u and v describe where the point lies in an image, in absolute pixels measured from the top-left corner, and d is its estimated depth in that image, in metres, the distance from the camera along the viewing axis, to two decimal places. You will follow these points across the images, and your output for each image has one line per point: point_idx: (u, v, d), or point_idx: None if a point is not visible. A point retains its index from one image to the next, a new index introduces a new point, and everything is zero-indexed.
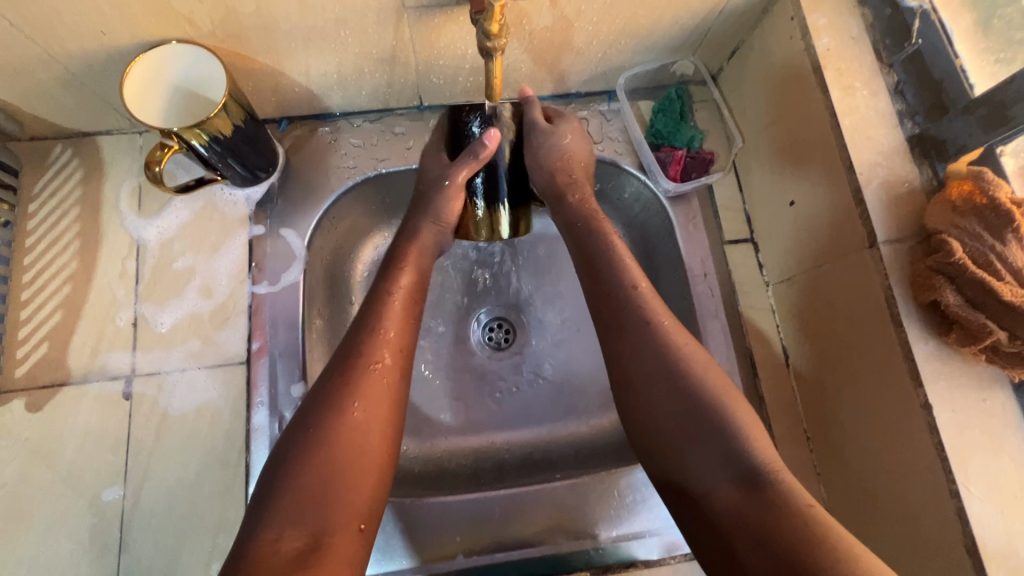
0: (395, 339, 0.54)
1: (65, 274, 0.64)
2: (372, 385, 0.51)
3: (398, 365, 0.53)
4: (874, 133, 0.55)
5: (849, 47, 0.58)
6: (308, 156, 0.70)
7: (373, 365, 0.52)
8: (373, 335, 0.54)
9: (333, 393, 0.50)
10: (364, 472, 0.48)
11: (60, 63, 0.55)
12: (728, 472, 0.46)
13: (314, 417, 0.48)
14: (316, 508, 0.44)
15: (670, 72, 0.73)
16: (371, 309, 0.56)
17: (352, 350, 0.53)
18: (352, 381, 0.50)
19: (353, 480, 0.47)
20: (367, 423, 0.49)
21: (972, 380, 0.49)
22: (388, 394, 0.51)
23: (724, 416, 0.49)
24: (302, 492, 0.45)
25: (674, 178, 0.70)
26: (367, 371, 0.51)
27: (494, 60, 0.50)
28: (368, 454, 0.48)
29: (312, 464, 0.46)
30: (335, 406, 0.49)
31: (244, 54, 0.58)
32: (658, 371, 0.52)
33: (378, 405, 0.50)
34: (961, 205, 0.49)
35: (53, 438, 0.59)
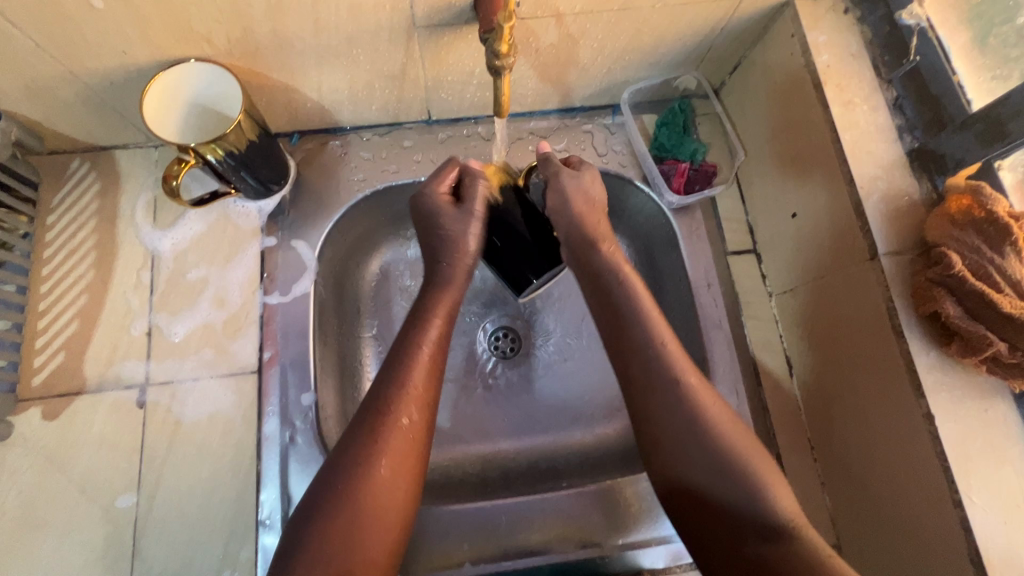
0: (424, 391, 0.53)
1: (82, 284, 0.65)
2: (397, 442, 0.49)
3: (424, 422, 0.52)
4: (874, 147, 0.56)
5: (848, 63, 0.59)
6: (318, 169, 0.72)
7: (400, 424, 0.50)
8: (402, 393, 0.52)
9: (356, 453, 0.48)
10: (389, 524, 0.47)
11: (82, 80, 0.57)
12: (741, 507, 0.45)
13: (344, 476, 0.47)
14: (344, 557, 0.44)
15: (673, 86, 0.75)
16: (397, 364, 0.54)
17: (380, 406, 0.51)
18: (381, 437, 0.49)
19: (375, 537, 0.46)
20: (392, 477, 0.48)
21: (973, 390, 0.49)
22: (414, 450, 0.50)
23: (746, 469, 0.47)
24: (333, 547, 0.44)
25: (678, 190, 0.72)
26: (392, 427, 0.50)
27: (501, 77, 0.51)
28: (392, 507, 0.47)
29: (337, 523, 0.45)
30: (363, 466, 0.47)
31: (259, 71, 0.60)
32: (679, 424, 0.50)
33: (404, 461, 0.49)
34: (960, 219, 0.50)
35: (69, 445, 0.60)
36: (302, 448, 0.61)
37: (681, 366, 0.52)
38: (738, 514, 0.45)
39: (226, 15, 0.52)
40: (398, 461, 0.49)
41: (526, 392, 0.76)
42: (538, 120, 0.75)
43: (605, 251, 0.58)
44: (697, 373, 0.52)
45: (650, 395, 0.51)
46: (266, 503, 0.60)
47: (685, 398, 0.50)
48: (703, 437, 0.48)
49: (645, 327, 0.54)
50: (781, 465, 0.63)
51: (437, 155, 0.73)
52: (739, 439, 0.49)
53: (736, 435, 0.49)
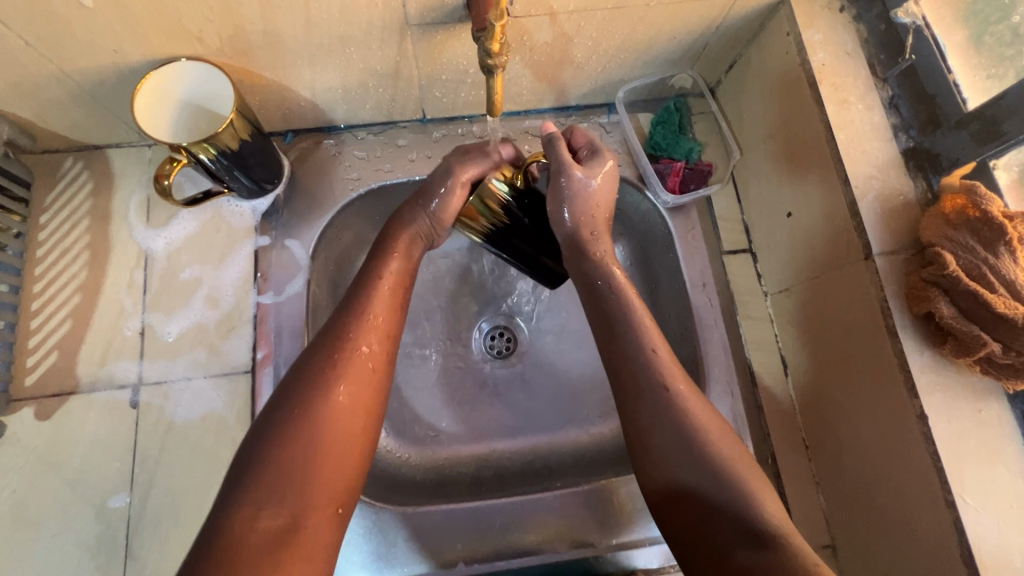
0: (383, 326, 0.54)
1: (74, 284, 0.65)
2: (356, 375, 0.50)
3: (381, 357, 0.53)
4: (869, 146, 0.56)
5: (844, 61, 0.59)
6: (312, 168, 0.71)
7: (360, 351, 0.51)
8: (362, 322, 0.53)
9: (315, 382, 0.48)
10: (346, 458, 0.47)
11: (73, 79, 0.57)
12: (730, 519, 0.45)
13: (300, 404, 0.47)
14: (298, 493, 0.44)
15: (669, 85, 0.74)
16: (360, 295, 0.55)
17: (342, 336, 0.52)
18: (337, 368, 0.50)
19: (333, 463, 0.46)
20: (349, 411, 0.48)
21: (968, 391, 0.49)
22: (372, 383, 0.51)
23: (737, 481, 0.47)
24: (286, 480, 0.44)
25: (672, 190, 0.71)
26: (350, 360, 0.50)
27: (494, 76, 0.51)
28: (347, 441, 0.47)
29: (292, 442, 0.45)
30: (322, 387, 0.48)
31: (251, 70, 0.60)
32: (666, 432, 0.50)
33: (362, 392, 0.50)
34: (955, 218, 0.49)
35: (61, 445, 0.60)
36: None
37: (670, 372, 0.52)
38: (722, 524, 0.45)
39: (218, 13, 0.51)
40: (354, 392, 0.49)
41: (521, 391, 0.76)
42: (532, 118, 0.75)
43: (593, 256, 0.59)
44: (687, 383, 0.52)
45: (641, 405, 0.52)
46: None
47: (676, 409, 0.50)
48: (694, 449, 0.49)
49: (632, 338, 0.54)
50: (776, 465, 0.63)
51: (432, 154, 0.73)
52: (729, 450, 0.49)
53: (726, 445, 0.49)
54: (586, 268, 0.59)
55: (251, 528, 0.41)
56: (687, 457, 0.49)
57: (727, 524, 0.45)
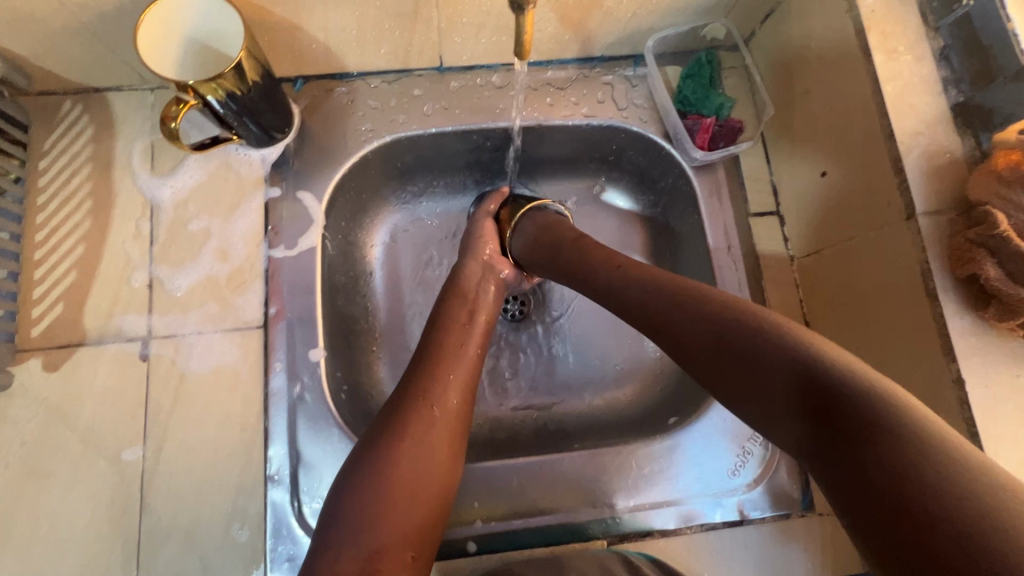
0: (461, 378, 0.54)
1: (78, 234, 0.63)
2: (431, 419, 0.50)
3: (461, 408, 0.53)
4: (917, 100, 0.53)
5: (894, 8, 0.55)
6: (324, 117, 0.68)
7: (440, 403, 0.51)
8: (440, 373, 0.53)
9: (390, 427, 0.49)
10: (418, 500, 0.46)
11: (70, 11, 0.53)
12: (779, 374, 0.40)
13: (377, 447, 0.48)
14: (373, 535, 0.43)
15: (700, 36, 0.70)
16: (434, 340, 0.57)
17: (421, 386, 0.52)
18: (410, 412, 0.50)
19: (406, 510, 0.45)
20: (424, 453, 0.48)
21: (1007, 355, 0.48)
22: (450, 434, 0.50)
23: (765, 331, 0.42)
24: (363, 522, 0.44)
25: (701, 147, 0.68)
26: (431, 408, 0.51)
27: (524, 13, 0.47)
28: (420, 487, 0.47)
29: (370, 487, 0.45)
30: (395, 436, 0.48)
31: (260, 5, 0.56)
32: (669, 307, 0.49)
33: (440, 439, 0.49)
34: (1008, 174, 0.46)
35: (72, 397, 0.59)
36: (311, 405, 0.60)
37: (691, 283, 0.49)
38: (768, 343, 0.41)
39: None
40: (428, 437, 0.49)
41: (535, 354, 0.75)
42: (555, 69, 0.71)
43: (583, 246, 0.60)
44: (697, 289, 0.49)
45: (695, 345, 0.46)
46: (275, 458, 0.59)
47: (677, 335, 0.48)
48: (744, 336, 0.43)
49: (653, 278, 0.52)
50: None
51: (449, 105, 0.69)
52: (744, 308, 0.44)
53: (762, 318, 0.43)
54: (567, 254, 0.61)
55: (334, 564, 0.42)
56: (732, 346, 0.43)
57: (822, 428, 0.37)
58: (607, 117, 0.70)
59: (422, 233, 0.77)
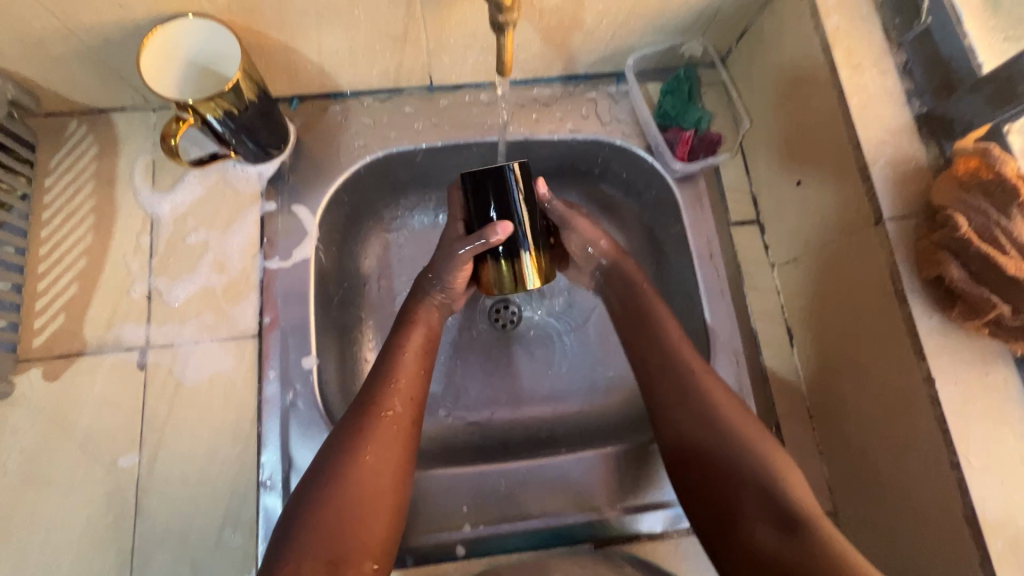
0: (407, 389, 0.56)
1: (80, 247, 0.65)
2: (381, 434, 0.53)
3: (410, 418, 0.55)
4: (882, 112, 0.55)
5: (857, 26, 0.58)
6: (319, 135, 0.71)
7: (385, 416, 0.54)
8: (387, 386, 0.56)
9: (345, 444, 0.52)
10: (374, 511, 0.50)
11: (77, 36, 0.56)
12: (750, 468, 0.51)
13: (331, 468, 0.50)
14: (331, 545, 0.47)
15: (678, 54, 0.73)
16: (387, 357, 0.58)
17: (368, 400, 0.55)
18: (368, 428, 0.53)
19: (366, 522, 0.49)
20: (376, 468, 0.51)
21: (975, 353, 0.49)
22: (398, 444, 0.53)
23: (732, 431, 0.53)
24: (322, 538, 0.47)
25: (682, 158, 0.71)
26: (381, 423, 0.53)
27: (505, 34, 0.50)
28: (376, 500, 0.50)
29: (325, 504, 0.48)
30: (348, 453, 0.51)
31: (257, 29, 0.59)
32: (663, 365, 0.58)
33: (390, 452, 0.52)
34: (968, 180, 0.49)
35: (72, 406, 0.61)
36: (303, 411, 0.62)
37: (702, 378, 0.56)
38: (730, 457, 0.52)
39: None
40: (377, 449, 0.52)
41: (525, 362, 0.77)
42: (541, 87, 0.74)
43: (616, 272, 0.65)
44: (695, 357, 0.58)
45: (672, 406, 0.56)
46: (267, 464, 0.60)
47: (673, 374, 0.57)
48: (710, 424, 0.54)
49: (677, 368, 0.57)
50: (780, 434, 0.64)
51: (439, 122, 0.72)
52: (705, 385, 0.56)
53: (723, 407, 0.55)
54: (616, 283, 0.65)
55: None
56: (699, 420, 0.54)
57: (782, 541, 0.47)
58: (590, 132, 0.73)
59: (415, 245, 0.79)
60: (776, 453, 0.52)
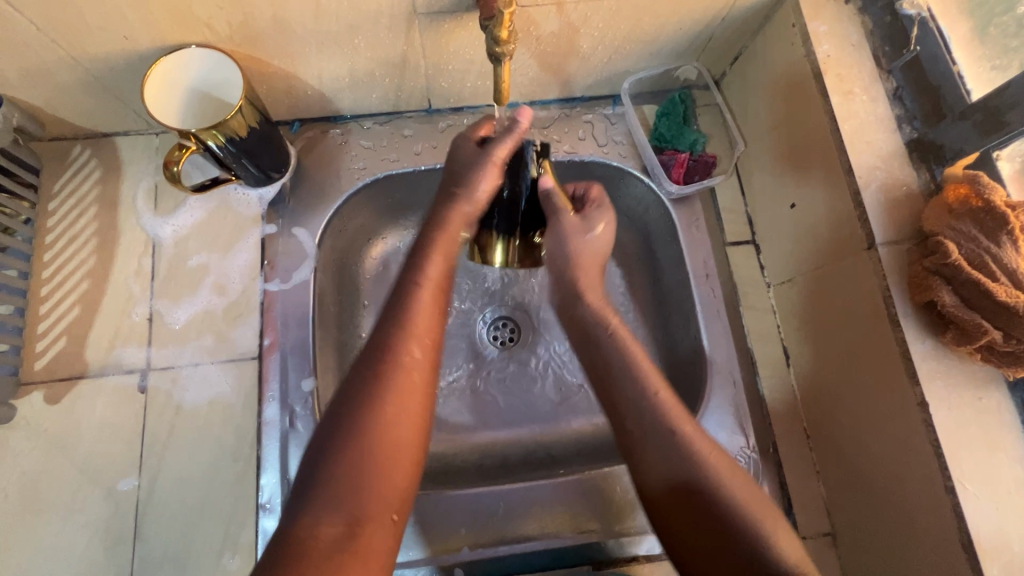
0: (426, 332, 0.48)
1: (82, 270, 0.66)
2: (399, 373, 0.45)
3: (430, 361, 0.47)
4: (873, 137, 0.56)
5: (848, 53, 0.59)
6: (319, 158, 0.72)
7: (403, 360, 0.46)
8: (402, 326, 0.47)
9: (364, 384, 0.45)
10: (400, 463, 0.43)
11: (83, 66, 0.57)
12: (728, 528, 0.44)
13: (346, 413, 0.43)
14: (356, 497, 0.41)
15: (674, 77, 0.75)
16: (397, 296, 0.49)
17: (382, 340, 0.47)
18: (389, 376, 0.45)
19: (394, 470, 0.43)
20: (400, 410, 0.44)
21: (968, 378, 0.50)
22: (421, 388, 0.46)
23: (706, 476, 0.46)
24: (344, 486, 0.41)
25: (677, 181, 0.72)
26: (397, 366, 0.45)
27: (502, 65, 0.51)
28: (404, 447, 0.44)
29: (344, 455, 0.42)
30: (367, 398, 0.44)
31: (259, 57, 0.60)
32: (620, 376, 0.53)
33: (412, 402, 0.45)
34: (958, 208, 0.50)
35: (73, 429, 0.61)
36: (303, 434, 0.62)
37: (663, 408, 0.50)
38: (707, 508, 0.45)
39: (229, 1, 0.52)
40: (395, 393, 0.45)
41: (524, 381, 0.77)
42: (538, 110, 0.75)
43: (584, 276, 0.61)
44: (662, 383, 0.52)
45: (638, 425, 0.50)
46: (266, 487, 0.60)
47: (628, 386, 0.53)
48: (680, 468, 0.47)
49: (638, 389, 0.51)
50: (777, 455, 0.64)
51: (438, 144, 0.73)
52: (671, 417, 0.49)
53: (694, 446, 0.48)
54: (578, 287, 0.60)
55: (313, 544, 0.38)
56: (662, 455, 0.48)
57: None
58: (587, 154, 0.74)
59: None
60: (765, 508, 0.45)
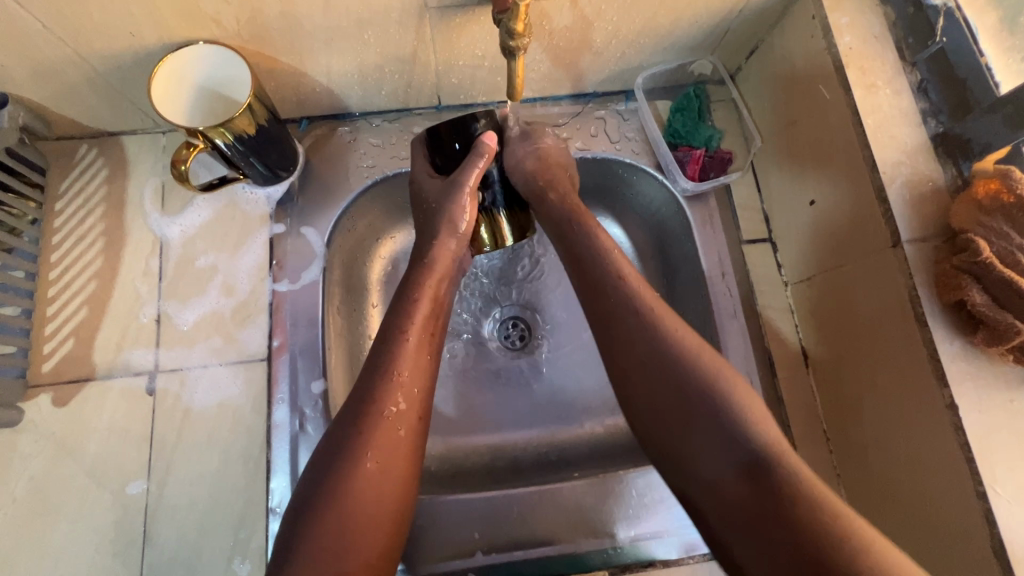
0: (409, 383, 0.51)
1: (89, 271, 0.65)
2: (383, 438, 0.48)
3: (415, 414, 0.51)
4: (897, 132, 0.55)
5: (871, 45, 0.57)
6: (327, 156, 0.71)
7: (387, 414, 0.49)
8: (389, 380, 0.50)
9: (349, 445, 0.47)
10: (377, 521, 0.46)
11: (89, 63, 0.56)
12: (731, 457, 0.44)
13: (330, 472, 0.46)
14: (336, 562, 0.43)
15: (688, 71, 0.73)
16: (383, 349, 0.52)
17: (368, 395, 0.50)
18: (369, 436, 0.48)
19: (368, 532, 0.45)
20: (381, 472, 0.47)
21: (1000, 380, 0.48)
22: (403, 447, 0.49)
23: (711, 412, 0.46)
24: (327, 551, 0.43)
25: (692, 178, 0.71)
26: (383, 424, 0.48)
27: (516, 59, 0.50)
28: (382, 506, 0.46)
29: (325, 515, 0.44)
30: (351, 458, 0.46)
31: (267, 53, 0.59)
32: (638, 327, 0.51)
33: (394, 457, 0.48)
34: (988, 204, 0.48)
35: (81, 432, 0.60)
36: (313, 437, 0.61)
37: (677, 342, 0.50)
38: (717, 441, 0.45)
39: None
40: (382, 455, 0.47)
41: (536, 382, 0.75)
42: (549, 105, 0.74)
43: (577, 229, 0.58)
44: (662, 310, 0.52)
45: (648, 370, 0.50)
46: (276, 491, 0.59)
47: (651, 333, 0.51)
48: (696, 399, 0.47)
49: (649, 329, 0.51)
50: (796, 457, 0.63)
51: None
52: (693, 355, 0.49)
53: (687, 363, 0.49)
54: (547, 211, 0.61)
55: None
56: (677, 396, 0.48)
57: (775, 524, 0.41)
58: (600, 150, 0.72)
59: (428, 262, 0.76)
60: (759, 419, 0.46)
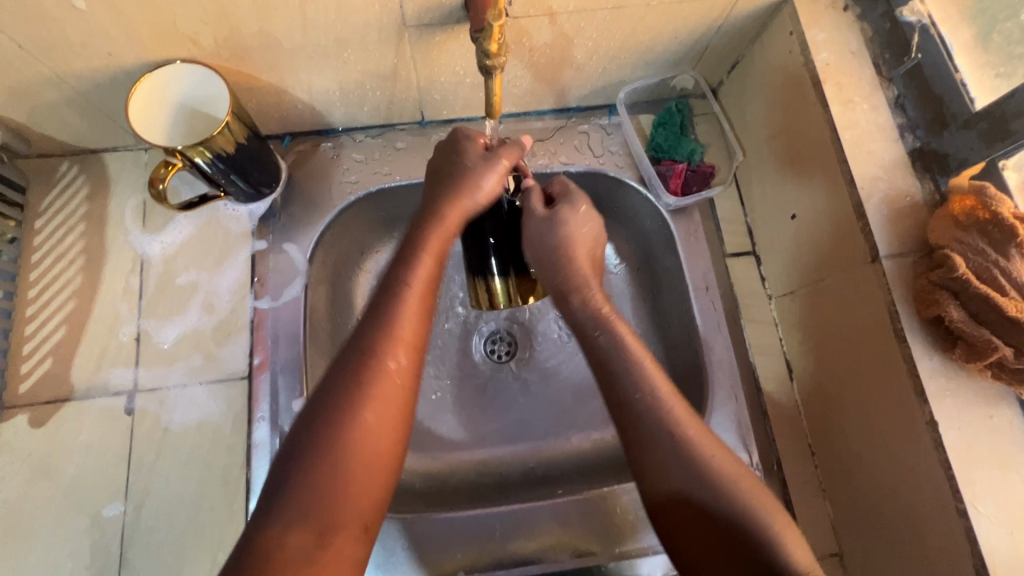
0: (412, 336, 0.46)
1: (69, 289, 0.65)
2: (384, 377, 0.43)
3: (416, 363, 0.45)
4: (875, 147, 0.55)
5: (848, 61, 0.58)
6: (310, 172, 0.71)
7: (388, 366, 0.43)
8: (389, 332, 0.45)
9: (349, 385, 0.42)
10: (371, 472, 0.41)
11: (67, 83, 0.56)
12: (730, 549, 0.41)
13: (327, 417, 0.41)
14: (325, 509, 0.39)
15: (670, 86, 0.73)
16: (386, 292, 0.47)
17: (369, 339, 0.44)
18: (372, 383, 0.43)
19: (361, 491, 0.40)
20: (384, 413, 0.42)
21: (979, 396, 0.48)
22: (403, 393, 0.44)
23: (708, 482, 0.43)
24: (317, 499, 0.39)
25: (674, 192, 0.70)
26: (385, 369, 0.43)
27: (493, 77, 0.50)
28: (378, 460, 0.41)
29: (315, 468, 0.39)
30: (350, 403, 0.41)
31: (248, 72, 0.59)
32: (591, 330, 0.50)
33: (395, 410, 0.43)
34: (964, 220, 0.48)
35: (58, 453, 0.59)
36: None
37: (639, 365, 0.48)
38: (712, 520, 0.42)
39: (214, 16, 0.51)
40: (383, 401, 0.42)
41: (522, 396, 0.75)
42: (533, 120, 0.74)
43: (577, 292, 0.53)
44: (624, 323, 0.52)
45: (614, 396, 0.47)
46: None
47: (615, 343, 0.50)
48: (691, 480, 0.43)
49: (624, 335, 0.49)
50: (781, 472, 0.62)
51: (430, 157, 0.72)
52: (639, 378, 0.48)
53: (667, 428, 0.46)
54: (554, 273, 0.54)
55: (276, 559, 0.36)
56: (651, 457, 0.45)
57: None
58: (584, 164, 0.72)
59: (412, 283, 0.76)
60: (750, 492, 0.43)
